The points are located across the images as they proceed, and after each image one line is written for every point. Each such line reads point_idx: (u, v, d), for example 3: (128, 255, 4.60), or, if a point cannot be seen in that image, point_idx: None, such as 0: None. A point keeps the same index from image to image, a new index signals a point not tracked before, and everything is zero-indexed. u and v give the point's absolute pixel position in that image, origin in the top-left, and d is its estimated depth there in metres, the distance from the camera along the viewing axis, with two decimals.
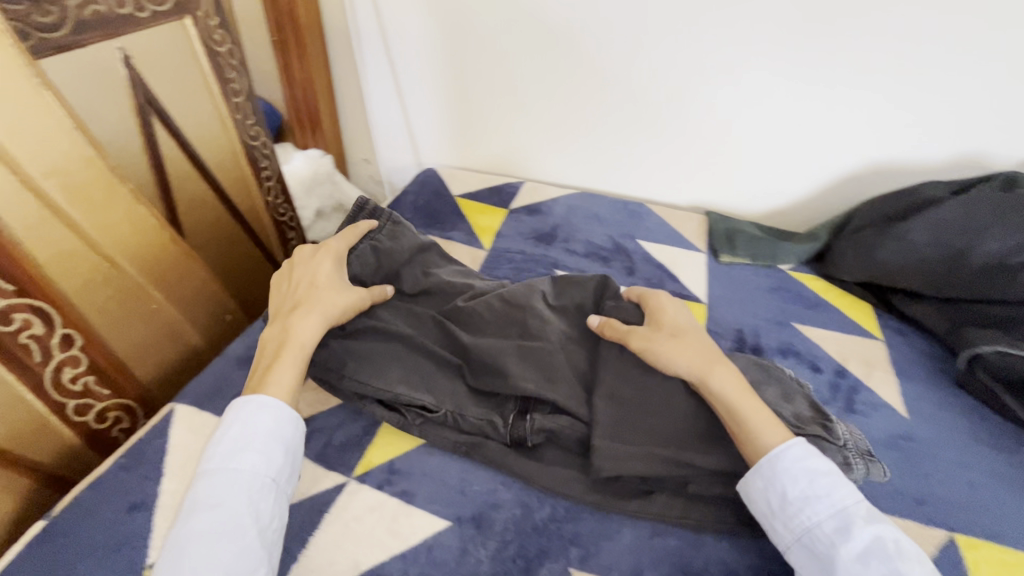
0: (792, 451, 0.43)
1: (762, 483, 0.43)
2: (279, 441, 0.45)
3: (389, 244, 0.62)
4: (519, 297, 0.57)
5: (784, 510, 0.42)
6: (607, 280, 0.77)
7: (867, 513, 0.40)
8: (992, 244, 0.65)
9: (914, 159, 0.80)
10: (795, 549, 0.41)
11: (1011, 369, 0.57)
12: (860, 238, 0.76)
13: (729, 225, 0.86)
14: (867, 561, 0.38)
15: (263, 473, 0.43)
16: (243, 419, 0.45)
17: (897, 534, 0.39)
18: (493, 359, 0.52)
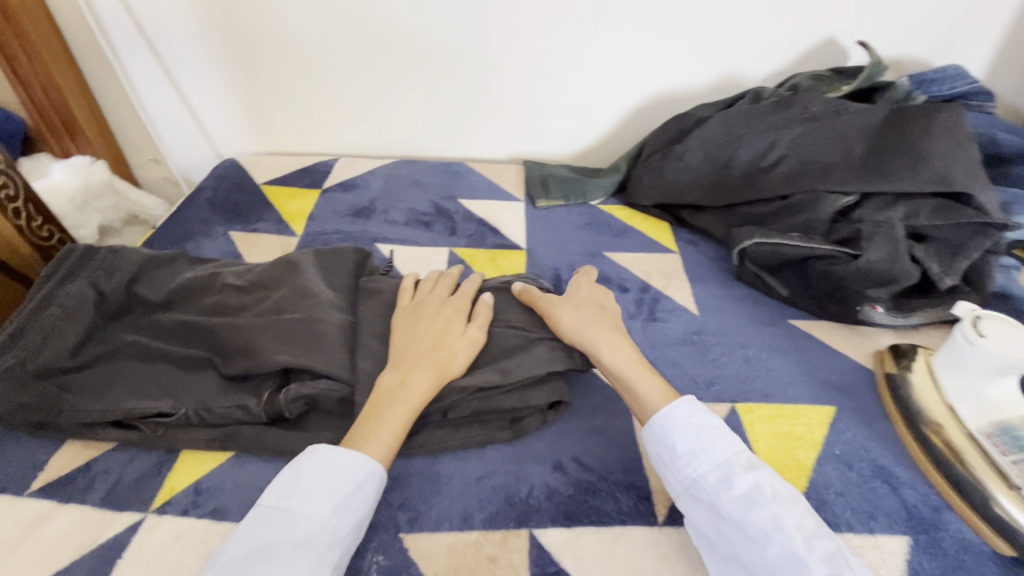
0: (682, 409, 0.46)
1: (656, 438, 0.45)
2: (368, 503, 0.43)
3: (109, 258, 0.59)
4: (276, 277, 0.60)
5: (675, 462, 0.44)
6: (430, 244, 0.76)
7: (745, 463, 0.43)
8: (747, 152, 0.75)
9: (685, 86, 0.89)
10: (685, 498, 0.43)
11: (767, 255, 0.67)
12: (649, 163, 0.83)
13: (543, 171, 0.89)
14: (747, 507, 0.40)
15: (340, 535, 0.41)
16: (324, 468, 0.43)
17: (772, 477, 0.42)
18: (245, 344, 0.53)
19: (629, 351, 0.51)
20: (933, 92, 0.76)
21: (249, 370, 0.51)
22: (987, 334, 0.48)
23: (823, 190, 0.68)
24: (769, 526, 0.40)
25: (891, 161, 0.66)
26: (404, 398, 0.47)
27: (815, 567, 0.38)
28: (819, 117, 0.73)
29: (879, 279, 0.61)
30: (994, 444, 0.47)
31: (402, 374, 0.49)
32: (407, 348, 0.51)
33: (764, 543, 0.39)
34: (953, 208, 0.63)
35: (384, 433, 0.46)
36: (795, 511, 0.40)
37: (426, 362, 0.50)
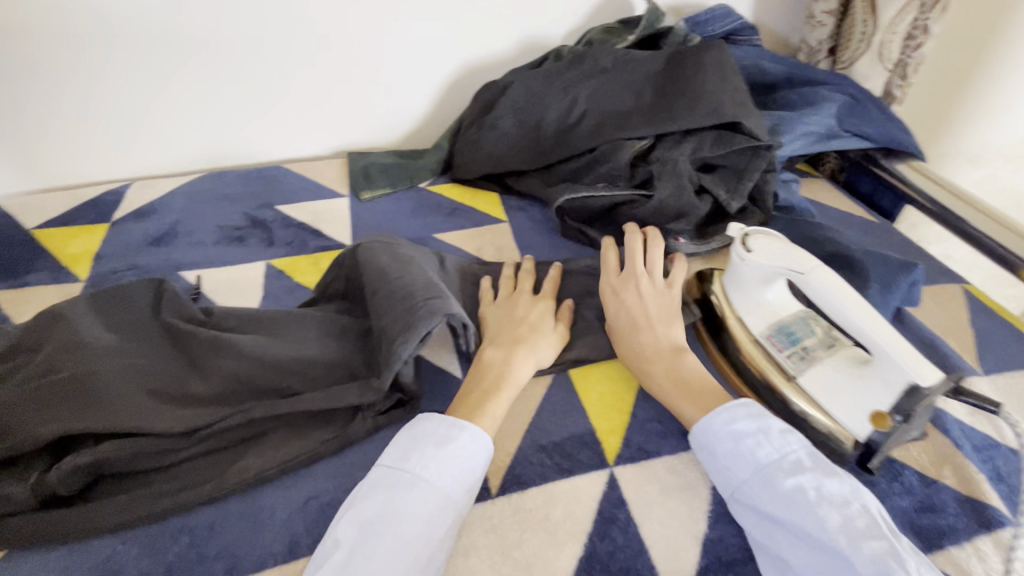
0: (725, 414, 0.45)
1: (702, 444, 0.45)
2: (472, 466, 0.43)
3: None
4: (40, 333, 0.52)
5: (720, 468, 0.44)
6: (244, 260, 0.70)
7: (787, 465, 0.41)
8: (552, 111, 0.77)
9: (491, 55, 0.89)
10: (735, 504, 0.43)
11: (580, 210, 0.70)
12: (468, 137, 0.82)
13: (366, 161, 0.85)
14: (790, 509, 0.39)
15: (449, 495, 0.41)
16: (444, 433, 0.44)
17: (818, 476, 0.40)
18: (2, 424, 0.45)
19: (693, 368, 0.51)
20: (708, 33, 0.83)
21: (7, 452, 0.44)
22: (753, 249, 0.53)
23: (620, 138, 0.72)
24: (814, 528, 0.38)
25: (672, 103, 0.71)
26: (504, 381, 0.49)
27: (860, 566, 0.36)
28: (609, 69, 0.76)
29: (674, 215, 0.65)
30: (772, 343, 0.53)
31: (507, 352, 0.51)
32: (501, 334, 0.54)
33: (805, 546, 0.38)
34: (728, 137, 0.69)
35: (489, 408, 0.47)
36: (844, 510, 0.39)
37: (510, 345, 0.52)
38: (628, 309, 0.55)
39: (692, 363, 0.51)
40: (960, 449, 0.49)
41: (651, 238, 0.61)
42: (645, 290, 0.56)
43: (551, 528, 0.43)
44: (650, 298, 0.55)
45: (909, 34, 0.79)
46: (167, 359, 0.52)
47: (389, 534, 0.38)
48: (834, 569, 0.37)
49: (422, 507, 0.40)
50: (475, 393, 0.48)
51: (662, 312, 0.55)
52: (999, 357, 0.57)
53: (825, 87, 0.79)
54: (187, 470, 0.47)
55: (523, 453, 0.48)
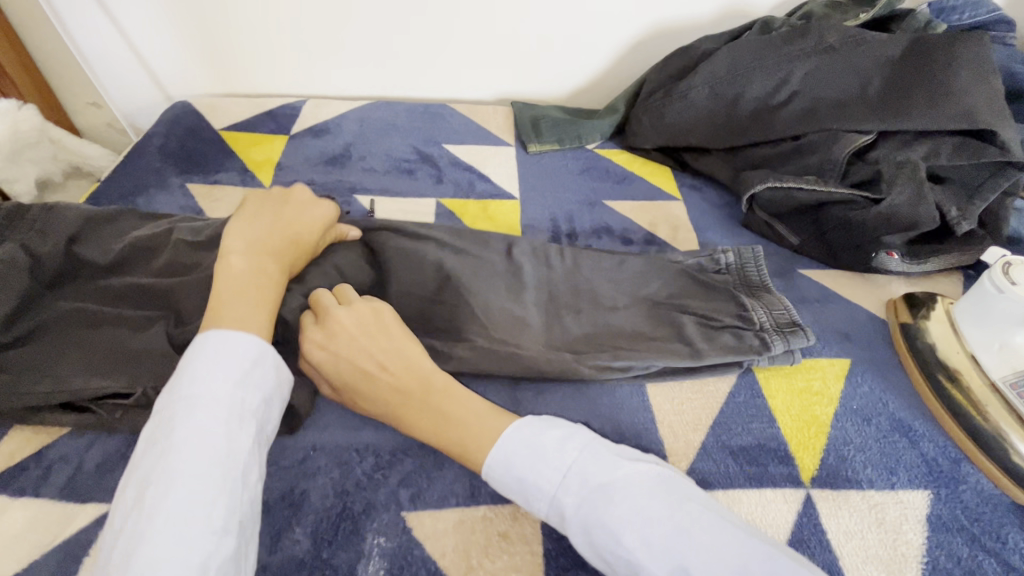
0: (520, 434, 0.39)
1: (497, 472, 0.39)
2: (269, 378, 0.39)
3: (45, 214, 0.52)
4: None
5: (515, 491, 0.38)
6: (415, 194, 0.70)
7: (573, 487, 0.36)
8: (756, 88, 0.70)
9: (687, 17, 0.82)
10: (553, 525, 0.37)
11: (780, 201, 0.63)
12: (650, 102, 0.77)
13: (534, 113, 0.84)
14: (604, 515, 0.35)
15: (249, 410, 0.37)
16: (213, 348, 0.38)
17: (616, 469, 0.36)
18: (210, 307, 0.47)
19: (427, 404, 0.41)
20: (952, 21, 0.72)
21: (198, 335, 0.45)
22: (1018, 280, 0.46)
23: (838, 129, 0.64)
24: (608, 537, 0.34)
25: (911, 98, 0.62)
26: (258, 280, 0.43)
27: (655, 567, 0.32)
28: (836, 49, 0.68)
29: (900, 225, 0.57)
30: (1016, 392, 0.46)
31: (257, 258, 0.44)
32: (269, 235, 0.47)
33: (614, 554, 0.34)
34: (975, 146, 0.60)
35: (254, 316, 0.41)
36: (657, 500, 0.35)
37: (278, 256, 0.46)
38: (335, 342, 0.43)
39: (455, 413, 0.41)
40: None
41: (753, 258, 0.59)
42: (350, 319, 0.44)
43: None
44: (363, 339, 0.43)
45: None
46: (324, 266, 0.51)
47: (182, 470, 0.32)
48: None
49: (213, 421, 0.35)
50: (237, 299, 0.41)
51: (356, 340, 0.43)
52: None
53: None
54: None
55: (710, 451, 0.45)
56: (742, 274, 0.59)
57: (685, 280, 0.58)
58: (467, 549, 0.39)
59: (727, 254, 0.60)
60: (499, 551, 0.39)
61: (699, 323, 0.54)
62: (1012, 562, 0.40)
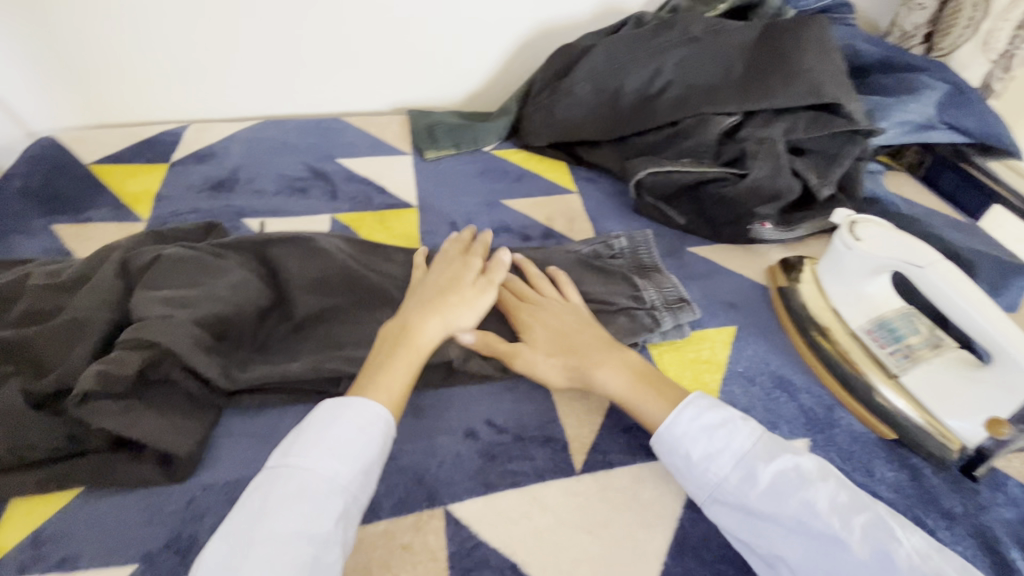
0: (690, 411, 0.42)
1: (667, 448, 0.42)
2: (376, 447, 0.39)
3: None
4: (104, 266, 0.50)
5: (692, 469, 0.40)
6: (308, 211, 0.68)
7: (762, 451, 0.40)
8: (633, 80, 0.73)
9: (567, 17, 0.85)
10: (711, 506, 0.39)
11: (662, 184, 0.66)
12: (539, 101, 0.79)
13: (429, 120, 0.84)
14: (778, 501, 0.37)
15: (342, 484, 0.37)
16: (326, 416, 0.39)
17: (794, 457, 0.39)
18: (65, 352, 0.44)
19: (563, 359, 0.48)
20: (800, 6, 0.78)
21: (55, 382, 0.42)
22: (862, 238, 0.50)
23: (708, 112, 0.68)
24: (804, 514, 0.37)
25: (767, 79, 0.67)
26: (406, 344, 0.45)
27: (855, 547, 0.35)
28: (699, 38, 0.72)
29: (766, 197, 0.62)
30: (874, 338, 0.50)
31: (405, 318, 0.47)
32: (434, 291, 0.50)
33: (802, 537, 0.36)
34: (826, 118, 0.66)
35: (388, 378, 0.43)
36: (826, 487, 0.38)
37: (443, 308, 0.48)
38: (535, 317, 0.51)
39: (629, 361, 0.47)
40: None
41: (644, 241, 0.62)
42: (532, 306, 0.52)
43: (641, 509, 0.42)
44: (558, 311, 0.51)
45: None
46: (197, 289, 0.49)
47: (275, 542, 0.33)
48: (837, 558, 0.35)
49: (313, 491, 0.36)
50: (378, 361, 0.44)
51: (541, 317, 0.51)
52: None
53: (926, 75, 0.74)
54: (248, 409, 0.47)
55: (608, 432, 0.47)
56: (633, 257, 0.61)
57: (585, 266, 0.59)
58: (368, 566, 0.38)
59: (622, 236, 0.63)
60: (402, 562, 0.38)
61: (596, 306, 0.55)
62: (880, 493, 0.44)
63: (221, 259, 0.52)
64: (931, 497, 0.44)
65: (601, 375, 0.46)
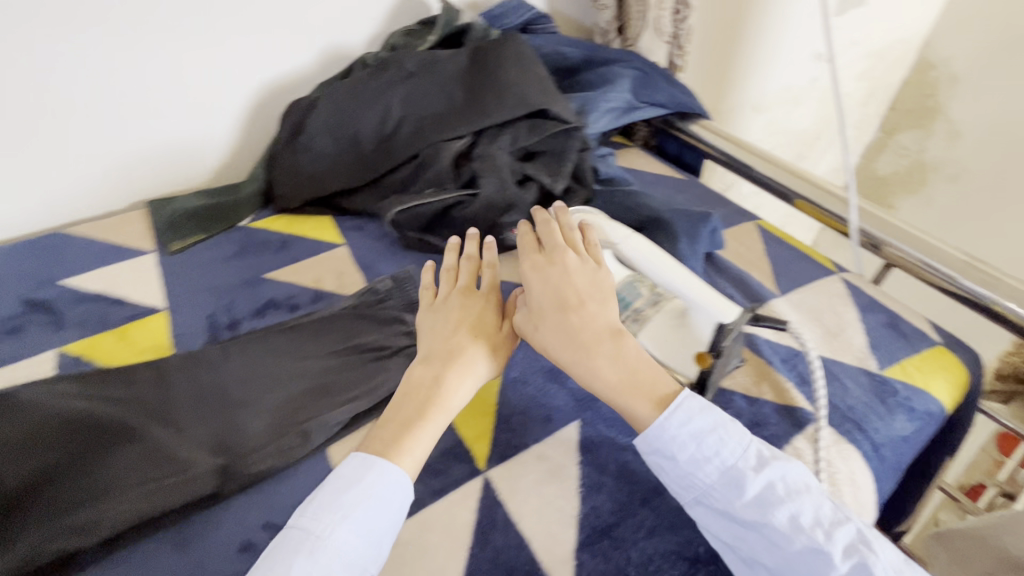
0: (680, 414, 0.43)
1: (654, 448, 0.44)
2: (380, 530, 0.40)
3: None
4: None
5: (682, 476, 0.43)
6: (26, 354, 0.58)
7: (752, 460, 0.43)
8: (367, 123, 0.74)
9: (292, 72, 0.84)
10: (696, 508, 0.43)
11: (414, 219, 0.68)
12: (284, 162, 0.77)
13: (171, 208, 0.77)
14: (764, 511, 0.41)
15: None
16: (380, 467, 0.42)
17: (783, 468, 0.42)
18: None
19: (565, 337, 0.47)
20: (505, 25, 0.86)
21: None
22: (579, 227, 0.56)
23: (439, 140, 0.71)
24: (790, 527, 0.40)
25: (482, 99, 0.72)
26: (437, 402, 0.46)
27: (837, 559, 0.39)
28: (416, 73, 0.75)
29: (503, 208, 0.66)
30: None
31: (434, 372, 0.48)
32: (444, 339, 0.50)
33: (786, 544, 0.40)
34: (539, 124, 0.73)
35: (406, 437, 0.44)
36: (812, 498, 0.41)
37: (451, 359, 0.48)
38: (537, 274, 0.51)
39: (630, 345, 0.47)
40: (771, 363, 0.56)
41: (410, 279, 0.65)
42: (582, 261, 0.52)
43: (431, 554, 0.42)
44: (568, 281, 0.50)
45: (675, 9, 0.88)
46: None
47: None
48: (816, 566, 0.39)
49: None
50: (386, 435, 0.44)
51: (590, 271, 0.51)
52: (790, 278, 0.67)
53: (619, 65, 0.85)
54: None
55: None
56: (402, 295, 0.63)
57: (354, 318, 0.60)
58: None
59: (385, 277, 0.64)
60: None
61: (371, 357, 0.57)
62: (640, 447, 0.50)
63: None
64: None
65: (598, 361, 0.46)
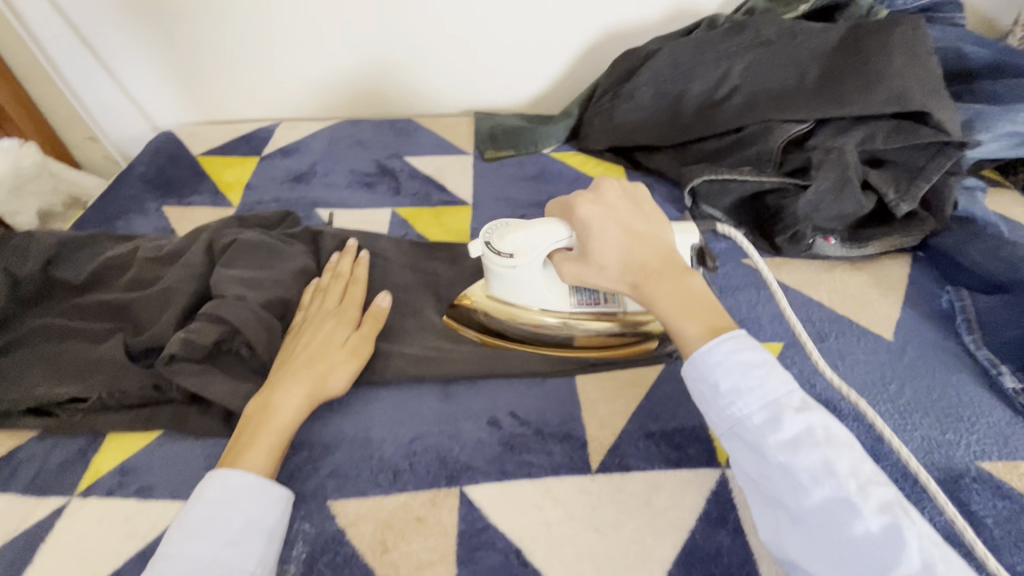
0: (731, 343, 0.38)
1: (698, 374, 0.39)
2: (263, 511, 0.39)
3: (25, 241, 0.57)
4: (184, 248, 0.58)
5: (716, 401, 0.38)
6: (373, 206, 0.73)
7: (796, 400, 0.37)
8: (699, 84, 0.71)
9: (637, 20, 0.84)
10: (730, 441, 0.37)
11: (718, 193, 0.64)
12: (600, 105, 0.79)
13: (492, 122, 0.86)
14: (797, 450, 0.35)
15: (243, 543, 0.37)
16: (212, 491, 0.38)
17: (825, 418, 0.36)
18: (155, 317, 0.52)
19: (619, 261, 0.45)
20: (897, 6, 0.72)
21: (147, 341, 0.49)
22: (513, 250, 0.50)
23: (775, 120, 0.64)
24: (819, 471, 0.34)
25: (845, 83, 0.62)
26: (267, 421, 0.43)
27: (868, 516, 0.32)
28: (773, 41, 0.68)
29: (829, 214, 0.59)
30: (584, 304, 0.52)
31: (267, 394, 0.45)
32: (278, 370, 0.47)
33: (812, 489, 0.34)
34: (909, 128, 0.60)
35: (255, 447, 0.41)
36: (851, 455, 0.35)
37: (302, 380, 0.46)
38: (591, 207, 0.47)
39: (696, 283, 0.43)
40: None
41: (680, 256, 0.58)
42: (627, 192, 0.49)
43: (652, 516, 0.42)
44: (632, 215, 0.47)
45: None
46: (262, 272, 0.55)
47: None
48: (838, 518, 0.33)
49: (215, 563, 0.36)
50: (242, 438, 0.42)
51: (632, 201, 0.48)
52: None
53: None
54: None
55: (629, 436, 0.47)
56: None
57: None
58: (385, 534, 0.41)
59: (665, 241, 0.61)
60: (414, 533, 0.41)
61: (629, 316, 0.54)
62: None
63: (290, 246, 0.59)
64: (985, 549, 0.40)
65: (654, 290, 0.43)
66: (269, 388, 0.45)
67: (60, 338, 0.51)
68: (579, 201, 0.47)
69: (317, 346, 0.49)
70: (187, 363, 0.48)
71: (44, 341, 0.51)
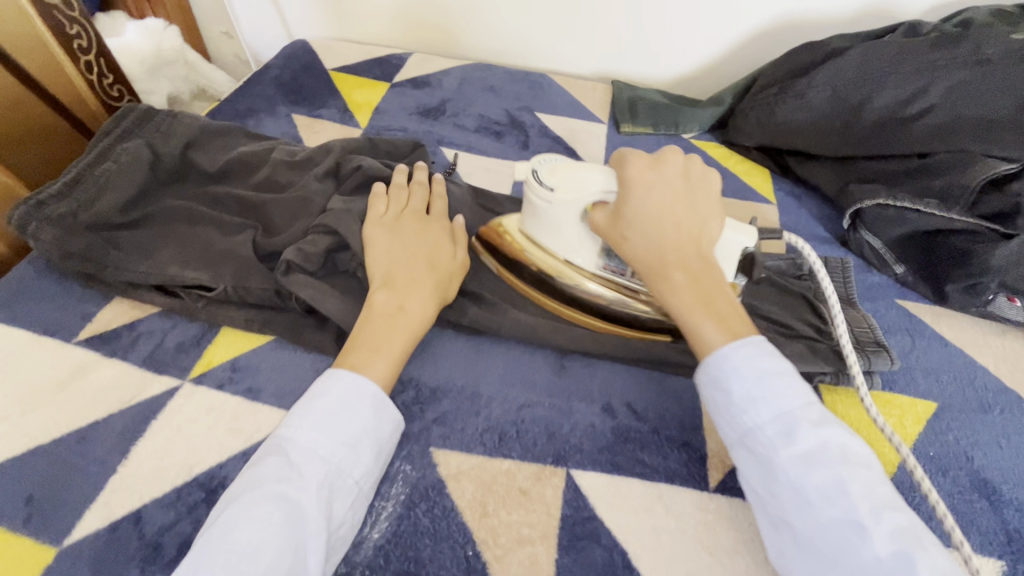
0: (747, 347, 0.37)
1: (711, 379, 0.37)
2: (377, 426, 0.37)
3: (170, 120, 0.58)
4: (315, 159, 0.56)
5: (729, 409, 0.36)
6: (499, 156, 0.70)
7: (813, 415, 0.35)
8: (887, 95, 0.62)
9: (821, 12, 0.75)
10: (739, 450, 0.36)
11: (888, 221, 0.57)
12: (762, 98, 0.72)
13: (633, 93, 0.80)
14: (808, 466, 0.33)
15: (350, 452, 0.36)
16: (334, 391, 0.37)
17: (845, 436, 0.34)
18: (283, 223, 0.51)
19: (652, 241, 0.40)
20: None
21: (273, 244, 0.49)
22: (557, 185, 0.44)
23: (977, 152, 0.55)
24: (831, 490, 0.33)
25: None
26: (400, 324, 0.41)
27: (877, 544, 0.31)
28: (993, 61, 0.57)
29: None
30: (613, 271, 0.46)
31: (397, 296, 0.42)
32: (397, 267, 0.45)
33: (822, 509, 0.32)
34: None
35: (389, 352, 0.40)
36: (868, 478, 0.33)
37: (428, 286, 0.44)
38: (637, 174, 0.41)
39: (719, 278, 0.40)
40: None
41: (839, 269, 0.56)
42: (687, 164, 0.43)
43: None
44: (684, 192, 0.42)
45: None
46: None
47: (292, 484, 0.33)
48: (846, 539, 0.31)
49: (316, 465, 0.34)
50: (370, 340, 0.40)
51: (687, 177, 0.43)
52: None
53: None
54: None
55: None
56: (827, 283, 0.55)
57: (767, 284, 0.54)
58: (485, 497, 0.40)
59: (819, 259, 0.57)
60: (516, 504, 0.39)
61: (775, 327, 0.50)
62: None
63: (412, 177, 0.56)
64: None
65: (679, 272, 0.39)
66: (394, 287, 0.43)
67: (192, 222, 0.51)
68: (630, 159, 0.42)
69: (436, 256, 0.46)
70: (302, 273, 0.46)
71: (176, 223, 0.51)
